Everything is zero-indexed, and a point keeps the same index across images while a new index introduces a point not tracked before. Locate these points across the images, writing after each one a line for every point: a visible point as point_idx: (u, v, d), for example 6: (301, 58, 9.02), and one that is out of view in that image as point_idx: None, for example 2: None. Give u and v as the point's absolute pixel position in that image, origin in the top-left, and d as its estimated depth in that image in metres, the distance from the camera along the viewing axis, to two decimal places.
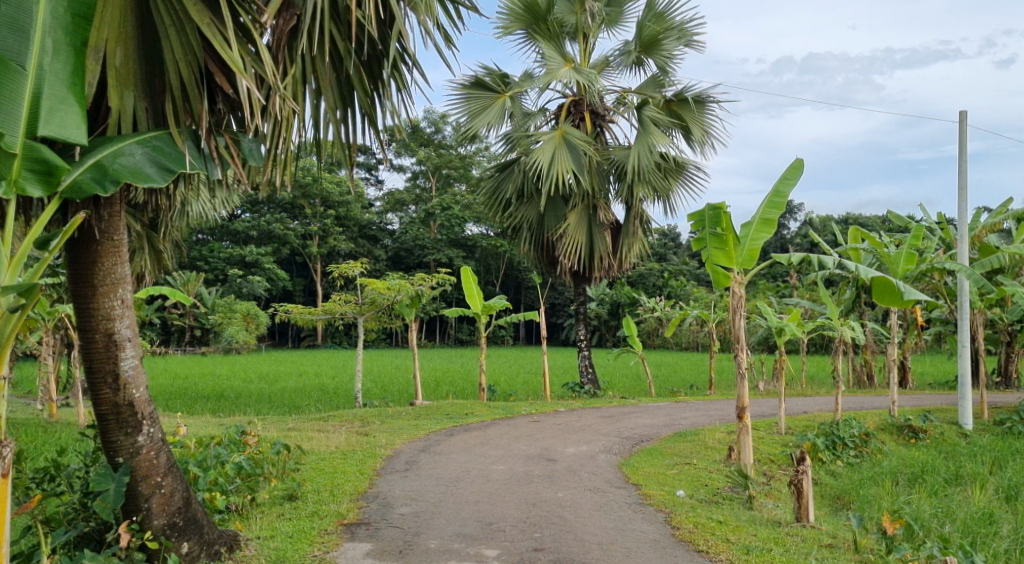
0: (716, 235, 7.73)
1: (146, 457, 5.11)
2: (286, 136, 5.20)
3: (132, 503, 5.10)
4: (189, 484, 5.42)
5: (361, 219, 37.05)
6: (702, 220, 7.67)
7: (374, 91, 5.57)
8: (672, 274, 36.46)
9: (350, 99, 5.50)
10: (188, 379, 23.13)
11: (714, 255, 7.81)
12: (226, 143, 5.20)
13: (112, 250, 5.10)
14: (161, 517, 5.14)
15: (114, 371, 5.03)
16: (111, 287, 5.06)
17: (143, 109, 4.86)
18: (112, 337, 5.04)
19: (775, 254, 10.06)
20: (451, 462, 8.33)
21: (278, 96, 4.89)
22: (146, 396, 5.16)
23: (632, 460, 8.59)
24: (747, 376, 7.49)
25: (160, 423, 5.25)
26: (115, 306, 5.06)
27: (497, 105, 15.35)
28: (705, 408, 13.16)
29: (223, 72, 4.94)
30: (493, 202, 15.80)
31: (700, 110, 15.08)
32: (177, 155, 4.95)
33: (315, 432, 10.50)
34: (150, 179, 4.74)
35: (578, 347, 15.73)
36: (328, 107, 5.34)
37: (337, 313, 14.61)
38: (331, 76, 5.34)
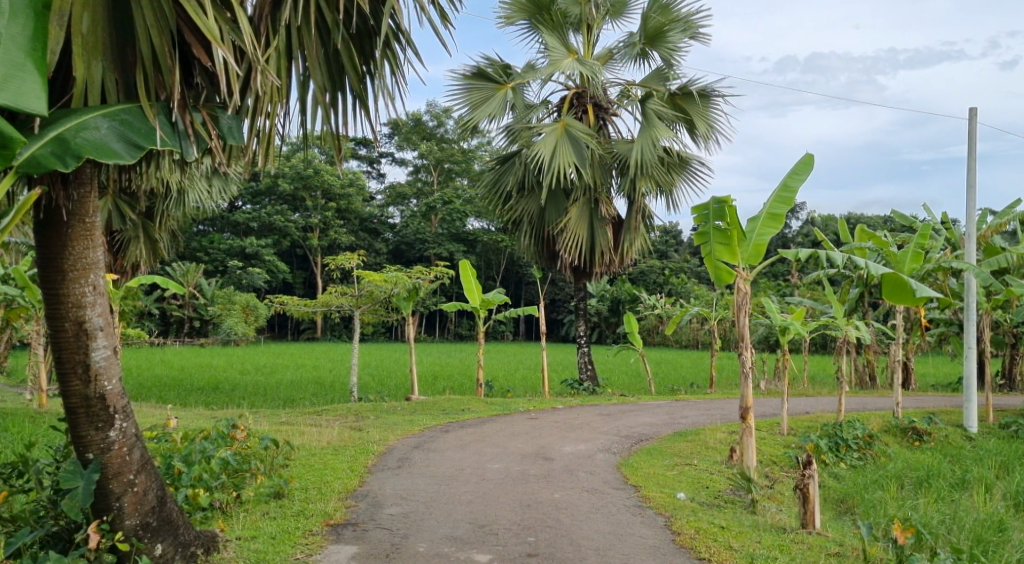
0: (720, 229, 7.45)
1: (117, 453, 4.88)
2: (269, 113, 4.96)
3: (103, 503, 4.87)
4: (164, 483, 5.20)
5: (362, 212, 36.82)
6: (706, 214, 7.34)
7: (367, 72, 5.33)
8: (674, 271, 36.25)
9: (340, 78, 5.28)
10: (184, 370, 22.95)
11: (717, 250, 7.51)
12: (203, 119, 4.95)
13: (84, 234, 4.85)
14: (133, 517, 4.91)
15: (85, 362, 4.80)
16: (82, 273, 4.82)
17: (112, 81, 4.60)
18: (83, 326, 4.81)
19: (781, 250, 9.78)
20: (444, 460, 8.10)
21: (261, 70, 4.65)
22: (119, 388, 4.93)
23: (631, 460, 8.35)
24: (751, 374, 7.22)
25: (134, 418, 5.02)
26: (86, 293, 4.83)
27: (499, 96, 15.10)
28: (706, 406, 12.95)
29: (200, 43, 4.69)
30: (493, 195, 15.52)
31: (705, 105, 14.81)
32: (148, 131, 4.69)
33: (308, 427, 10.28)
34: (117, 155, 4.50)
35: (577, 343, 15.50)
36: (317, 86, 5.10)
37: (333, 305, 14.37)
38: (318, 52, 5.10)
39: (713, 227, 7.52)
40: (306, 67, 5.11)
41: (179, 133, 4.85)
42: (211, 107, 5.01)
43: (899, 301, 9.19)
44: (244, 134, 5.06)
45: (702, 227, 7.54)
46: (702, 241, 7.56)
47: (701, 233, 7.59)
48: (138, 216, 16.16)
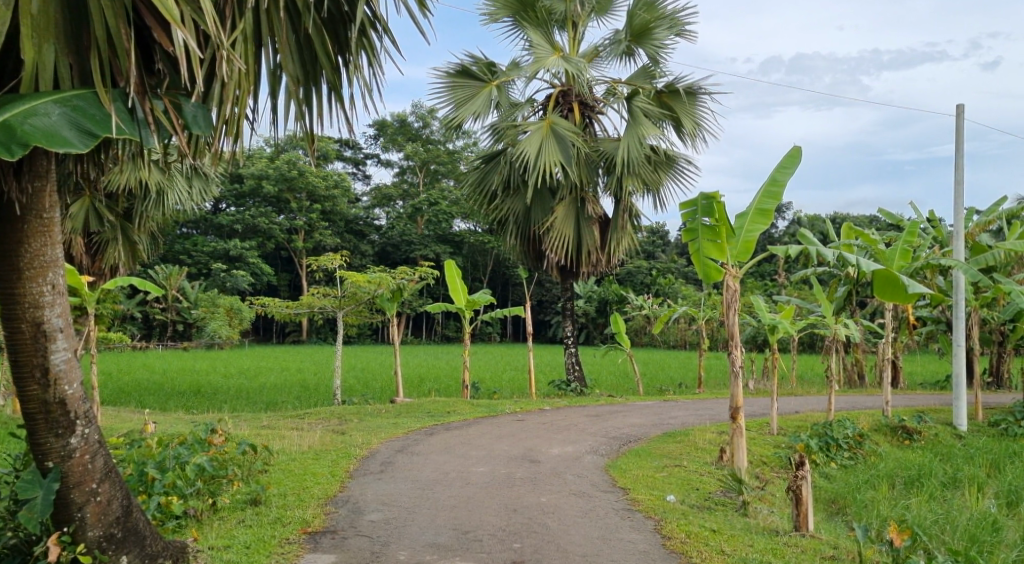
0: (708, 226, 7.28)
1: (79, 461, 4.69)
2: (238, 101, 4.77)
3: (64, 513, 4.69)
4: (131, 490, 5.01)
5: (348, 213, 36.58)
6: (694, 211, 7.16)
7: (341, 61, 5.16)
8: (661, 271, 36.16)
9: (313, 68, 5.10)
10: (167, 374, 22.68)
11: (706, 248, 7.34)
12: (165, 107, 4.70)
13: (41, 230, 4.65)
14: (96, 529, 4.73)
15: (43, 366, 4.61)
16: (39, 271, 4.62)
17: (66, 66, 4.37)
18: (41, 327, 4.61)
19: (771, 248, 9.62)
20: (429, 463, 7.91)
21: (225, 53, 4.46)
22: (80, 393, 4.74)
23: (619, 462, 8.18)
24: (742, 374, 7.07)
25: (97, 423, 4.83)
26: (44, 292, 4.63)
27: (484, 94, 14.92)
28: (695, 407, 12.80)
29: (162, 26, 4.49)
30: (478, 195, 15.33)
31: (691, 103, 14.68)
32: (103, 118, 4.49)
33: (290, 431, 10.07)
34: (67, 143, 4.32)
35: (564, 344, 15.32)
36: (288, 75, 4.92)
37: (316, 307, 14.17)
38: (290, 39, 4.92)
39: (702, 225, 7.35)
40: (277, 56, 4.93)
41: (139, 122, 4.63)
42: (176, 95, 4.80)
43: (891, 298, 9.05)
44: (211, 122, 4.81)
45: (690, 224, 7.37)
46: (691, 239, 7.38)
47: (690, 231, 7.42)
48: (116, 218, 15.99)
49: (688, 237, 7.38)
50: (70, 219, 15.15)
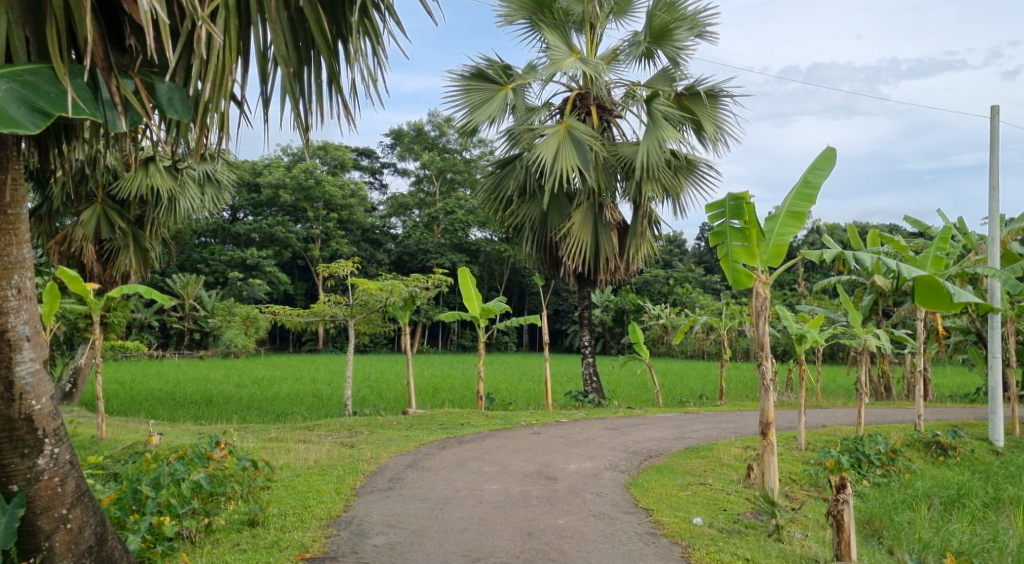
0: (736, 229, 6.85)
1: (46, 485, 4.56)
2: (221, 82, 4.53)
3: (30, 543, 4.55)
4: (106, 514, 4.88)
5: (364, 222, 36.36)
6: (722, 213, 6.71)
7: (339, 43, 4.90)
8: (679, 281, 35.67)
9: (309, 49, 4.85)
10: (179, 383, 22.42)
11: (735, 253, 6.89)
12: (136, 88, 4.60)
13: (6, 233, 4.57)
14: (65, 558, 4.58)
15: (7, 377, 4.49)
16: (3, 275, 4.53)
17: (21, 38, 4.29)
18: (5, 335, 4.50)
19: (804, 252, 9.15)
20: (440, 480, 7.51)
21: (204, 26, 4.28)
22: (48, 409, 4.61)
23: (640, 479, 7.74)
24: (772, 388, 6.63)
25: (67, 441, 4.69)
26: (8, 298, 4.52)
27: (499, 97, 14.57)
28: (718, 420, 12.35)
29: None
30: (493, 201, 14.95)
31: (712, 106, 14.26)
32: (58, 95, 4.31)
33: (297, 444, 9.70)
34: (13, 122, 4.11)
35: (581, 354, 14.90)
36: (281, 56, 4.67)
37: (326, 315, 13.85)
38: (283, 16, 4.66)
39: (728, 226, 6.91)
40: (268, 33, 4.66)
41: (104, 103, 4.51)
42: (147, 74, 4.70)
43: (936, 306, 8.50)
44: (187, 108, 4.69)
45: (717, 227, 6.91)
46: (718, 243, 6.92)
47: (716, 233, 6.94)
48: (128, 225, 15.81)
49: (714, 240, 6.92)
50: (80, 226, 15.13)
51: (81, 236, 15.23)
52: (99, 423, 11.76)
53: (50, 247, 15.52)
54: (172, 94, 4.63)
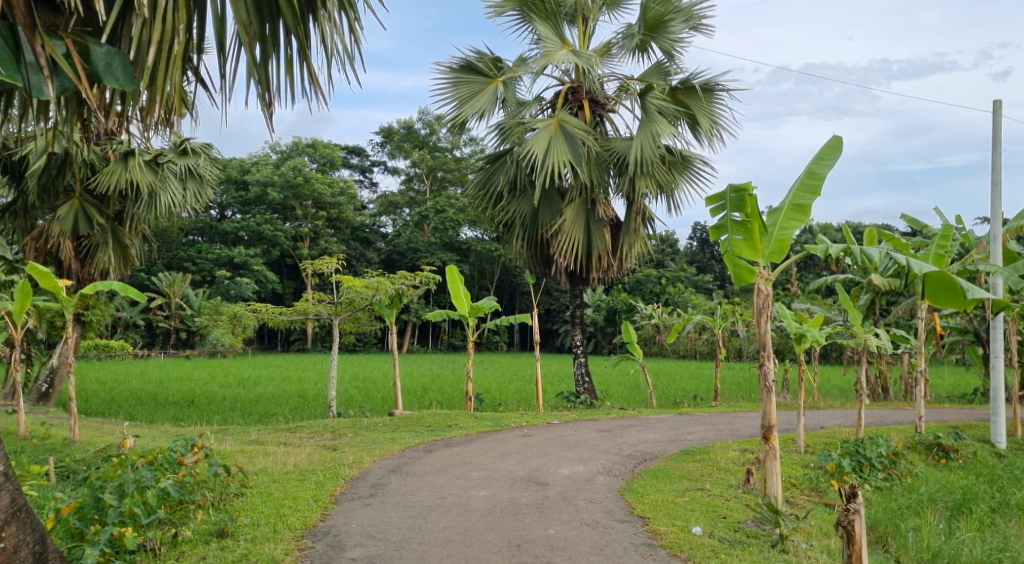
0: (738, 222, 6.49)
1: None
2: (171, 39, 4.75)
3: None
4: (46, 529, 4.66)
5: (354, 221, 35.91)
6: (723, 205, 6.35)
7: (304, 11, 4.93)
8: (671, 280, 35.33)
9: (272, 15, 4.86)
10: (162, 383, 21.94)
11: (736, 247, 6.57)
12: (68, 49, 4.75)
13: None
14: None
15: None
16: None
17: None
18: None
19: (809, 245, 8.81)
20: (424, 485, 7.15)
21: None
22: None
23: (635, 485, 7.37)
24: (775, 389, 6.27)
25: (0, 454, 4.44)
26: None
27: (489, 90, 14.21)
28: (713, 421, 12.01)
29: None
30: (483, 196, 14.56)
31: (707, 100, 13.92)
32: None
33: (276, 448, 9.32)
34: None
35: (573, 354, 14.54)
36: (237, 17, 4.70)
37: (310, 314, 13.38)
38: None
39: (729, 219, 6.56)
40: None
41: (27, 64, 4.67)
42: (80, 35, 4.84)
43: (943, 303, 8.27)
44: (127, 74, 4.87)
45: (717, 221, 6.55)
46: (719, 237, 6.59)
47: (716, 228, 6.60)
48: (106, 221, 15.35)
49: (715, 235, 6.58)
50: (57, 222, 14.72)
51: (58, 232, 14.88)
52: (74, 425, 11.41)
53: (26, 244, 15.28)
54: (109, 60, 4.81)
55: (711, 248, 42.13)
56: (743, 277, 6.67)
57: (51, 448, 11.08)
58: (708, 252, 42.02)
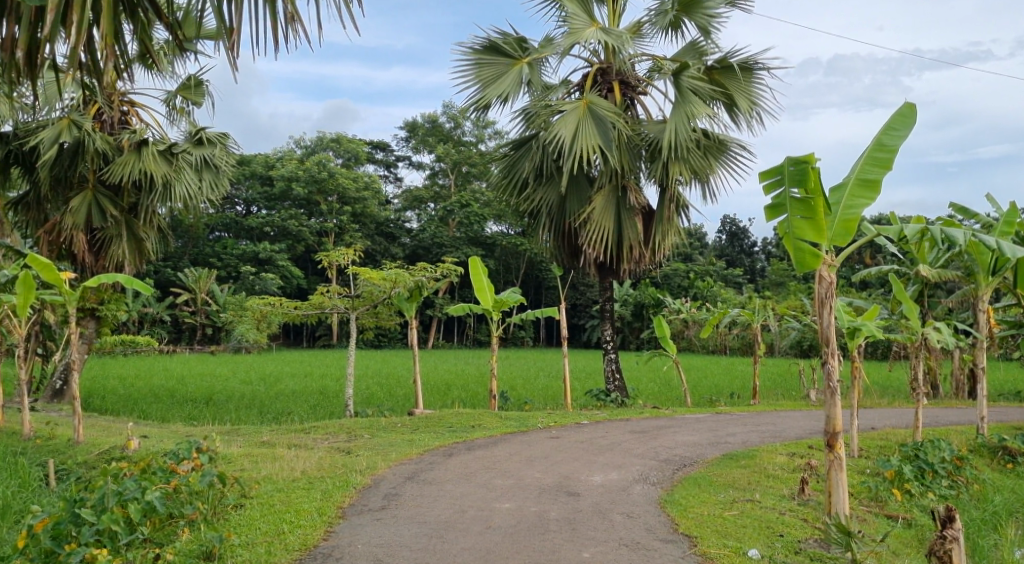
0: (798, 200, 5.76)
1: None
2: None
3: None
4: None
5: (379, 216, 35.22)
6: (784, 180, 5.62)
7: None
8: (700, 274, 34.42)
9: None
10: (183, 379, 21.45)
11: (798, 228, 5.78)
12: None
13: None
14: None
15: None
16: None
17: None
18: None
19: (880, 227, 7.69)
20: (442, 496, 6.47)
21: None
22: None
23: (676, 495, 6.62)
24: (838, 392, 5.56)
25: None
26: None
27: (514, 72, 13.47)
28: (754, 421, 11.22)
29: None
30: (508, 184, 13.82)
31: (746, 80, 13.07)
32: None
33: (286, 451, 8.70)
34: None
35: (604, 350, 13.77)
36: None
37: (327, 308, 12.78)
38: None
39: (787, 197, 5.79)
40: None
41: None
42: None
43: None
44: None
45: (775, 199, 5.79)
46: (777, 219, 5.79)
47: (773, 207, 5.81)
48: (121, 213, 14.84)
49: (772, 215, 5.78)
50: (70, 214, 14.26)
51: (71, 224, 14.34)
52: (78, 425, 10.87)
53: (38, 237, 14.68)
54: None
55: (741, 241, 41.15)
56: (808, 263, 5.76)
57: (55, 450, 10.53)
58: (737, 245, 41.04)
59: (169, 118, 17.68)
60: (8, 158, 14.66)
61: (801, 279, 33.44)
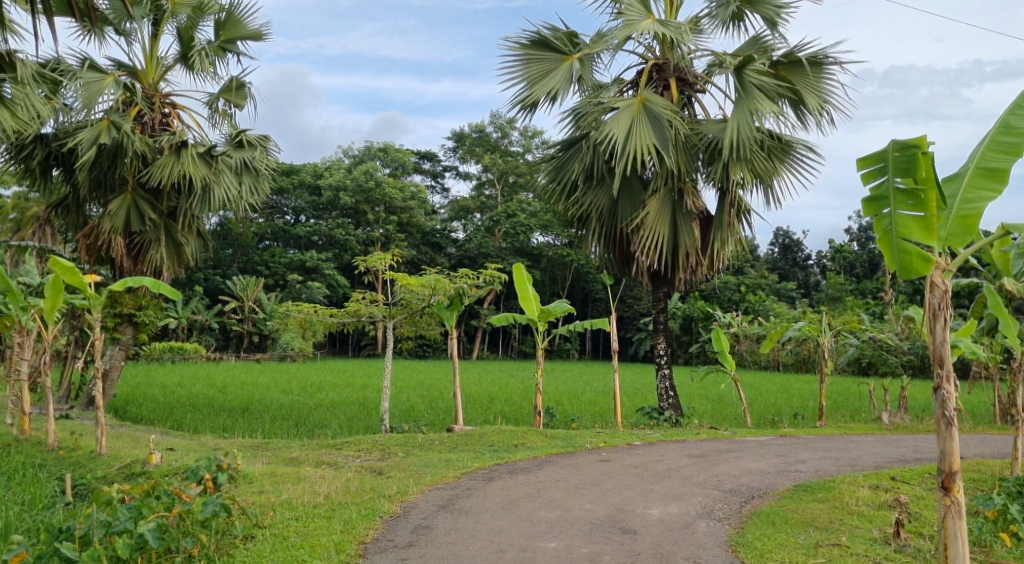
0: (903, 190, 5.38)
1: None
2: None
3: None
4: None
5: (425, 225, 34.56)
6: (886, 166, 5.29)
7: None
8: (751, 288, 33.27)
9: None
10: (222, 388, 20.94)
11: (904, 226, 5.42)
12: None
13: None
14: None
15: None
16: None
17: None
18: None
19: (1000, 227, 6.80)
20: (479, 531, 5.75)
21: None
22: None
23: (750, 537, 5.86)
24: (957, 423, 5.00)
25: None
26: None
27: (564, 68, 12.70)
28: (825, 446, 10.29)
29: None
30: (556, 187, 13.01)
31: (815, 77, 12.13)
32: None
33: (312, 471, 7.98)
34: None
35: (656, 365, 12.87)
36: None
37: (363, 316, 12.17)
38: None
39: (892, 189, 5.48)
40: None
41: None
42: None
43: None
44: None
45: (877, 190, 5.48)
46: (878, 213, 5.48)
47: (874, 198, 5.50)
48: (159, 217, 14.28)
49: (873, 209, 5.49)
50: (108, 218, 13.76)
51: (109, 228, 13.85)
52: (101, 436, 10.23)
53: (77, 241, 14.26)
54: None
55: (794, 255, 39.91)
56: (914, 268, 5.40)
57: (76, 462, 9.90)
58: (790, 258, 39.81)
59: (211, 120, 17.20)
60: (48, 159, 14.14)
61: (859, 294, 32.12)
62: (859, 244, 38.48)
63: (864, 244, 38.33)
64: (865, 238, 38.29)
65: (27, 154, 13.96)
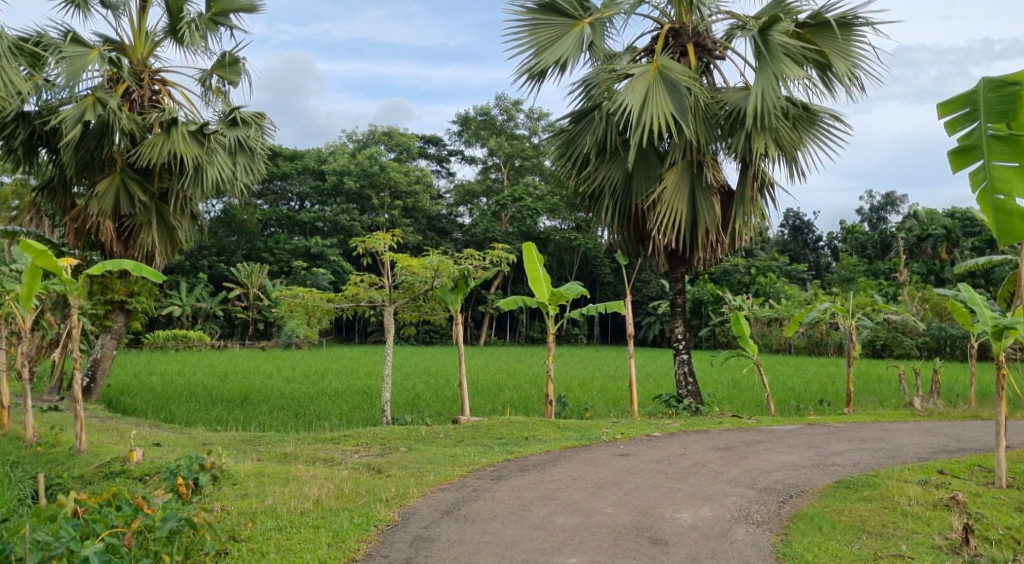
0: (998, 140, 5.96)
1: None
2: None
3: None
4: None
5: (431, 210, 33.66)
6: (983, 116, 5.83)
7: None
8: (764, 271, 32.46)
9: None
10: (221, 377, 20.25)
11: (999, 174, 6.02)
12: None
13: None
14: None
15: None
16: None
17: None
18: None
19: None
20: (487, 544, 5.09)
21: None
22: None
23: (799, 548, 5.20)
24: None
25: None
26: None
27: (574, 34, 11.91)
28: (860, 435, 9.53)
29: None
30: (567, 162, 12.19)
31: (844, 39, 11.30)
32: None
33: (303, 470, 7.25)
34: None
35: (675, 350, 12.10)
36: None
37: (362, 301, 11.47)
38: None
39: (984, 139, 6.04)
40: None
41: None
42: None
43: None
44: None
45: (970, 141, 6.04)
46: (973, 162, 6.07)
47: (968, 148, 6.07)
48: (150, 198, 13.47)
49: (967, 160, 6.05)
50: (95, 200, 12.95)
51: (96, 211, 13.03)
52: (81, 432, 9.46)
53: (65, 225, 13.49)
54: None
55: (805, 236, 39.09)
56: (1006, 220, 6.07)
57: (54, 459, 9.17)
58: (800, 240, 39.04)
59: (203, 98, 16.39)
60: (31, 138, 13.28)
61: (875, 276, 31.25)
62: (871, 225, 37.71)
63: (876, 225, 37.57)
64: (876, 218, 37.53)
65: (9, 133, 13.10)
